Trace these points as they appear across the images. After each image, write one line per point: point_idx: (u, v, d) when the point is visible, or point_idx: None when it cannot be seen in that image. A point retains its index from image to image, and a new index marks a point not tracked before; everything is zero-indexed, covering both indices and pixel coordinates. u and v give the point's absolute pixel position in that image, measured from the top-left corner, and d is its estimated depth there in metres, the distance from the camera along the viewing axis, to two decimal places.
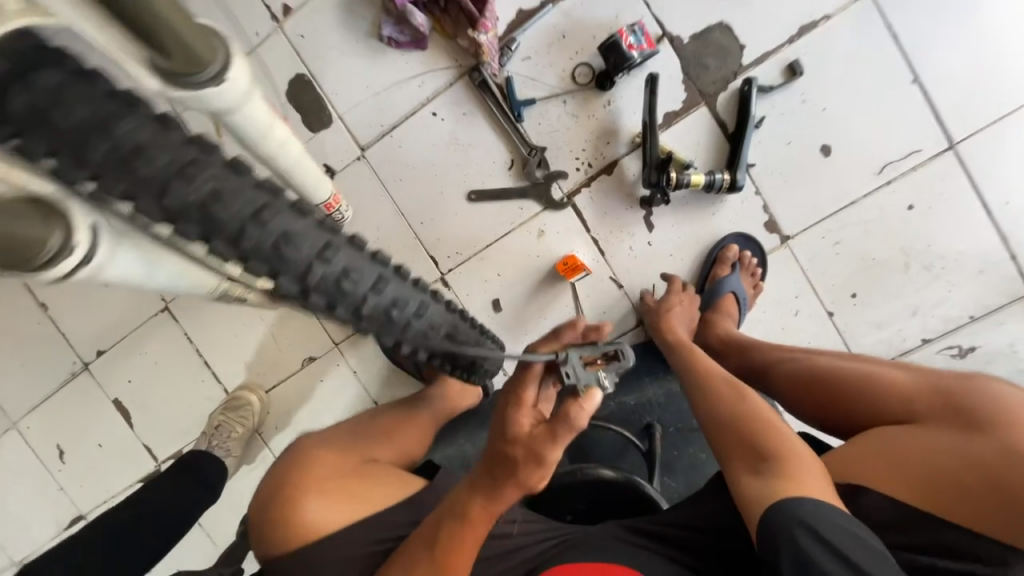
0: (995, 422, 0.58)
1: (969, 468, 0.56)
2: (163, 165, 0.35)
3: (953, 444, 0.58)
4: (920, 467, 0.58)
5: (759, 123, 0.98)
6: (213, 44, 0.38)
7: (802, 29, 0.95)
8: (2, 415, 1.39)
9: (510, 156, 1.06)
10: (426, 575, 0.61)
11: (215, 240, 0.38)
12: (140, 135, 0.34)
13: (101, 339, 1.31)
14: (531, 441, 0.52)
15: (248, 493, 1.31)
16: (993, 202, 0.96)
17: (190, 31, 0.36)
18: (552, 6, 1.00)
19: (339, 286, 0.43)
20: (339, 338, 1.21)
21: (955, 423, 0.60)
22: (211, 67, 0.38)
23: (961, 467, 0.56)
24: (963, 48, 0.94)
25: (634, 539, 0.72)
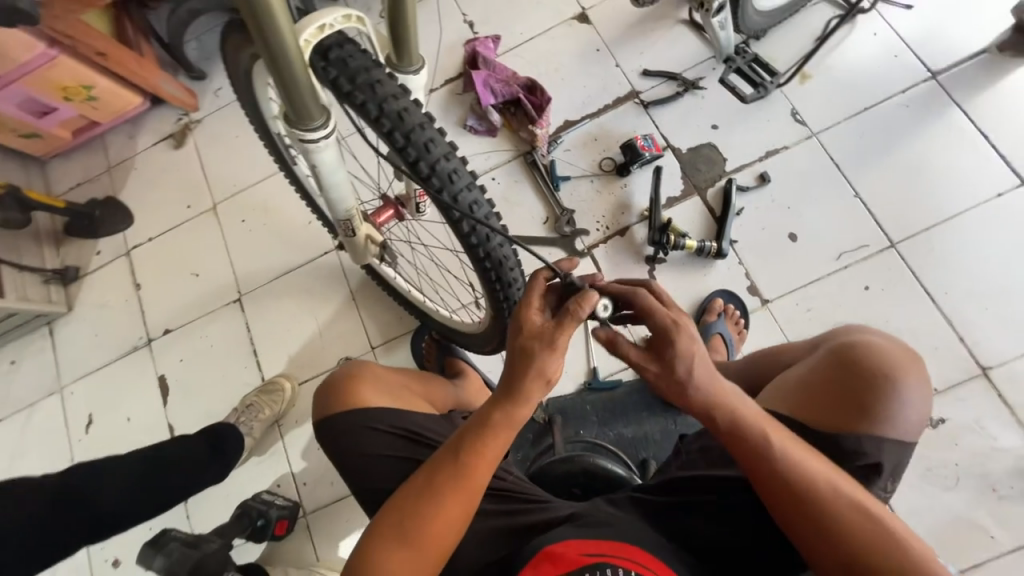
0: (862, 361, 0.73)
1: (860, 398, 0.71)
2: (388, 89, 0.67)
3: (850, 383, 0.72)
4: (833, 403, 0.72)
5: (739, 212, 1.29)
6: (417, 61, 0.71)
7: (769, 153, 1.32)
8: (52, 378, 1.50)
9: (546, 214, 1.36)
10: (441, 509, 0.68)
11: (395, 132, 0.67)
12: (383, 76, 0.67)
13: (174, 318, 1.50)
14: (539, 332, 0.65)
15: (249, 487, 1.33)
16: (935, 292, 1.19)
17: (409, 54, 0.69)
18: (589, 120, 1.42)
19: (450, 178, 0.70)
20: (377, 343, 1.39)
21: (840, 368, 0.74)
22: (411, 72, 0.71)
23: (855, 397, 0.71)
24: (890, 179, 1.28)
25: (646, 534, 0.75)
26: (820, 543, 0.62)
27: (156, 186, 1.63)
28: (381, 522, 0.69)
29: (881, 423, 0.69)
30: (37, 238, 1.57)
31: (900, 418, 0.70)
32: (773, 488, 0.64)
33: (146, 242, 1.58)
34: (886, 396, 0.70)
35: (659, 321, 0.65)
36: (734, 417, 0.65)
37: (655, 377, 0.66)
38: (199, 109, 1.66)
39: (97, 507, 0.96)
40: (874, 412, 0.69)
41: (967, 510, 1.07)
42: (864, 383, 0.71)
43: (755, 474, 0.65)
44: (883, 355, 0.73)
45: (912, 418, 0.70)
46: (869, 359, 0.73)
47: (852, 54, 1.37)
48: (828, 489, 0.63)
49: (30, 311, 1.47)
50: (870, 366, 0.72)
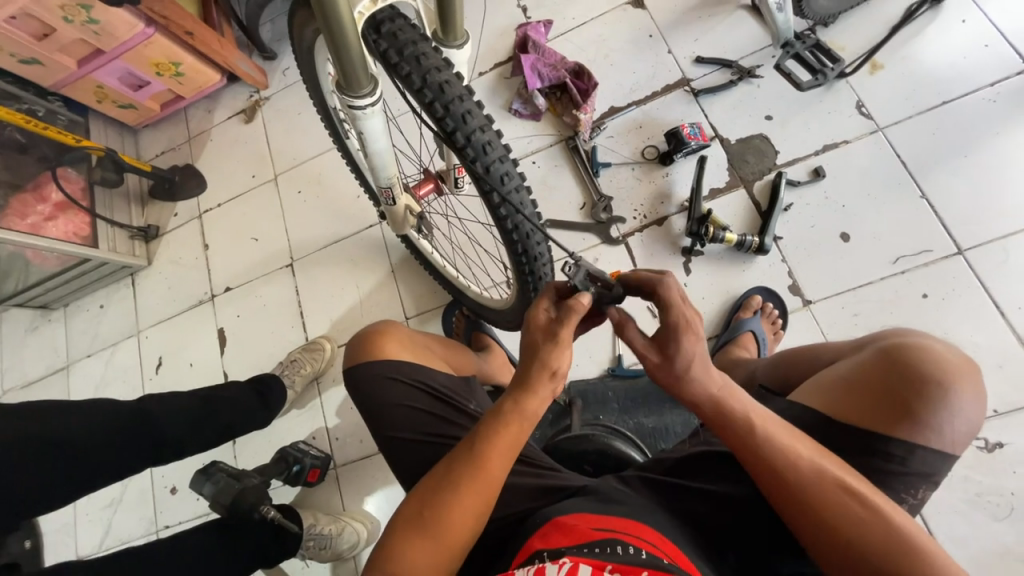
0: (908, 362, 0.66)
1: (901, 408, 0.63)
2: (431, 60, 0.69)
3: (887, 382, 0.65)
4: (866, 401, 0.66)
5: (787, 208, 1.23)
6: (460, 40, 0.75)
7: (827, 147, 1.25)
8: (132, 322, 1.70)
9: (583, 200, 1.36)
10: (460, 504, 0.67)
11: (435, 103, 0.69)
12: (426, 49, 0.70)
13: (235, 278, 1.65)
14: (545, 326, 0.68)
15: (288, 436, 1.45)
16: (1007, 306, 1.08)
17: (451, 36, 0.74)
18: (636, 107, 1.40)
19: (484, 150, 0.72)
20: (411, 314, 1.46)
21: (878, 368, 0.67)
22: (453, 52, 0.76)
23: (894, 406, 0.64)
24: (964, 179, 1.16)
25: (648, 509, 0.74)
26: (836, 553, 0.57)
27: (228, 157, 1.78)
28: (403, 514, 0.69)
29: (921, 429, 0.62)
30: (127, 198, 1.77)
31: (945, 427, 0.62)
32: (785, 500, 0.60)
33: (216, 207, 1.74)
34: (930, 400, 0.62)
35: (673, 319, 0.64)
36: (738, 429, 0.62)
37: (654, 368, 0.66)
38: (268, 87, 1.80)
39: (158, 433, 1.06)
40: (914, 416, 0.62)
41: (1018, 544, 0.98)
42: (905, 385, 0.64)
43: (769, 488, 0.60)
44: (933, 356, 0.65)
45: (960, 429, 0.63)
46: (917, 359, 0.65)
47: (933, 42, 1.26)
48: (846, 501, 0.58)
49: (118, 261, 1.67)
50: (915, 366, 0.65)
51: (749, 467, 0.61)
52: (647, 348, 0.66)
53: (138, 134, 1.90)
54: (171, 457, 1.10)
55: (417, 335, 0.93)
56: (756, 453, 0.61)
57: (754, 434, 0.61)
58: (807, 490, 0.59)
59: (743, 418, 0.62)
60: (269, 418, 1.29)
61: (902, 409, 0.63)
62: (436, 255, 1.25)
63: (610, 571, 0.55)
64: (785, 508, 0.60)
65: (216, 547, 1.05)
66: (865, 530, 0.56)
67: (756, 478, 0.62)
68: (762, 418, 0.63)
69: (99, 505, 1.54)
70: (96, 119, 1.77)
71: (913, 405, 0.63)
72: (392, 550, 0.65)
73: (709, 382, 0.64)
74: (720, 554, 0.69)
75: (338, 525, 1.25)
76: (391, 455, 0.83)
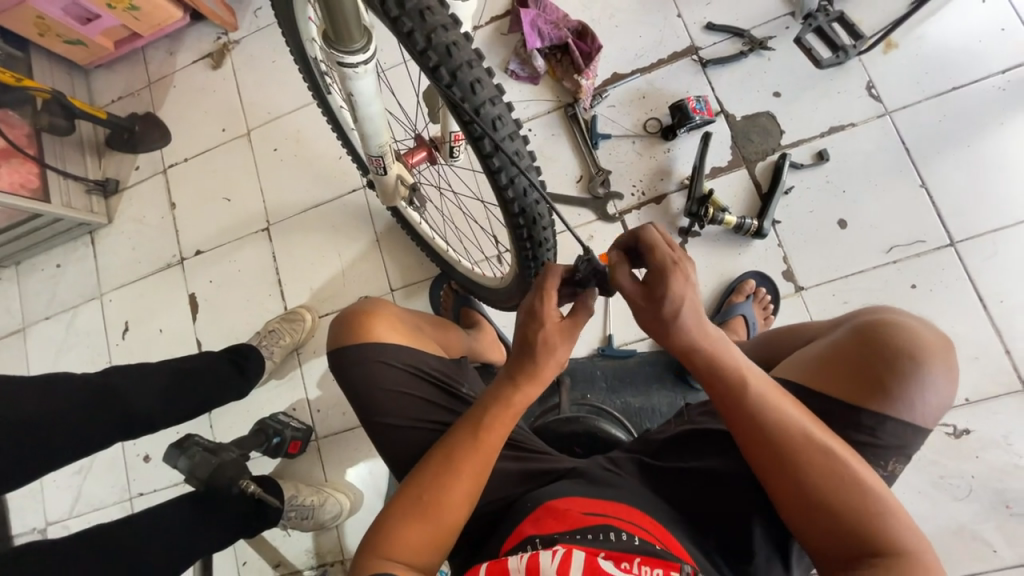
0: (883, 336, 0.65)
1: (876, 380, 0.63)
2: (436, 17, 0.61)
3: (861, 355, 0.65)
4: (843, 373, 0.66)
5: (788, 191, 1.21)
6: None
7: (833, 129, 1.21)
8: (93, 285, 1.59)
9: (580, 172, 1.30)
10: (458, 487, 0.66)
11: (440, 68, 0.61)
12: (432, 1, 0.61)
13: (206, 241, 1.54)
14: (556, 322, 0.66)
15: (267, 407, 1.41)
16: (988, 298, 1.10)
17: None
18: (639, 75, 1.32)
19: (495, 124, 0.65)
20: (396, 286, 1.40)
21: (852, 342, 0.67)
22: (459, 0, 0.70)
23: (869, 379, 0.64)
24: (965, 170, 1.15)
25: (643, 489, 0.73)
26: (821, 529, 0.57)
27: (194, 107, 1.63)
28: (398, 494, 0.67)
29: (893, 403, 0.63)
30: (81, 147, 1.61)
31: (916, 400, 0.63)
32: (776, 475, 0.59)
33: (183, 162, 1.60)
34: (904, 375, 0.63)
35: (659, 260, 0.59)
36: (737, 397, 0.60)
37: (644, 313, 0.62)
38: (238, 30, 1.62)
39: (126, 407, 1.00)
40: (887, 391, 0.63)
41: (971, 522, 1.04)
42: (879, 358, 0.64)
43: (761, 464, 0.60)
44: (909, 333, 0.65)
45: (931, 402, 0.63)
46: (890, 333, 0.65)
47: (949, 23, 1.21)
48: (839, 478, 0.58)
49: (73, 218, 1.53)
50: (889, 341, 0.64)
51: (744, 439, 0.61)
52: (637, 294, 0.61)
53: (90, 75, 1.71)
54: (142, 431, 1.05)
55: (407, 315, 0.88)
56: (754, 425, 0.60)
57: (750, 399, 0.60)
58: (802, 466, 0.58)
59: (739, 382, 0.61)
60: (247, 389, 1.24)
61: (877, 381, 0.63)
62: (424, 226, 1.18)
63: (603, 557, 0.55)
64: (776, 482, 0.60)
65: (191, 520, 1.02)
66: (854, 507, 0.57)
67: (751, 451, 0.61)
68: (756, 377, 0.61)
69: (66, 472, 1.48)
70: (39, 56, 1.57)
71: (886, 376, 0.63)
72: (386, 532, 0.64)
73: (702, 335, 0.61)
74: (707, 536, 0.70)
75: (320, 496, 1.24)
76: (380, 441, 0.81)
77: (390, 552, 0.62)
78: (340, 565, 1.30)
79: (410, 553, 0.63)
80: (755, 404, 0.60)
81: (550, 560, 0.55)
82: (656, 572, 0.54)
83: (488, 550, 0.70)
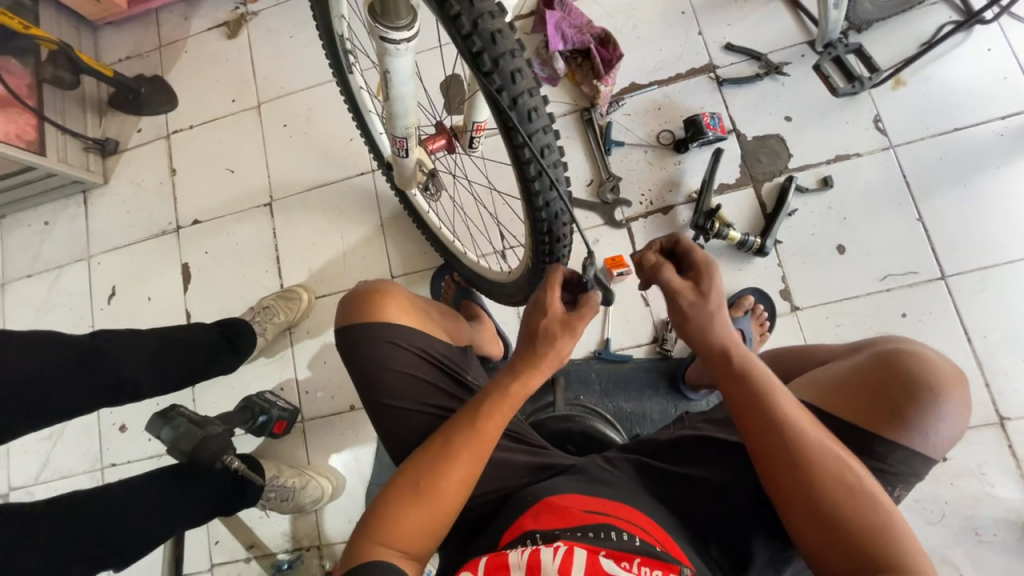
0: (903, 363, 0.68)
1: (896, 406, 0.65)
2: (485, 5, 0.61)
3: (883, 380, 0.67)
4: (862, 398, 0.68)
5: (792, 213, 1.24)
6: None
7: (839, 157, 1.25)
8: (81, 245, 1.54)
9: (591, 177, 1.32)
10: (455, 477, 0.66)
11: (483, 54, 0.61)
12: None
13: (204, 211, 1.51)
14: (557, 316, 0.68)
15: (255, 384, 1.38)
16: (974, 333, 1.15)
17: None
18: (657, 86, 1.34)
19: (529, 117, 0.65)
20: (397, 273, 1.39)
21: (875, 369, 0.69)
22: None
23: (889, 405, 0.66)
24: (961, 208, 1.20)
25: (643, 487, 0.74)
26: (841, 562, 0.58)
27: (205, 74, 1.60)
28: (395, 478, 0.67)
29: (907, 430, 0.65)
30: (82, 104, 1.57)
31: (930, 430, 0.65)
32: (811, 515, 0.59)
33: (187, 130, 1.57)
34: (920, 403, 0.65)
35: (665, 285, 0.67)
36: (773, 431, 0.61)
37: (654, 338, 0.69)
38: (257, 1, 1.60)
39: (113, 373, 0.96)
40: (903, 417, 0.65)
41: (942, 547, 1.08)
42: (900, 385, 0.66)
43: (766, 468, 0.62)
44: (929, 364, 0.67)
45: (944, 434, 0.66)
46: (912, 362, 0.68)
47: (955, 66, 1.26)
48: (847, 487, 0.59)
49: (68, 175, 1.48)
50: (912, 373, 0.66)
51: (773, 474, 0.61)
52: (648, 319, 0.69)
53: (98, 31, 1.67)
54: (128, 398, 1.02)
55: (417, 300, 0.88)
56: (783, 452, 0.61)
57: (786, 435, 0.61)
58: (829, 503, 0.59)
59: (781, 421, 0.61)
60: (238, 364, 1.23)
61: (897, 406, 0.65)
62: (432, 222, 1.18)
63: (604, 555, 0.56)
64: (810, 522, 0.59)
65: (171, 492, 0.99)
66: (859, 519, 0.58)
67: (785, 489, 0.61)
68: (785, 407, 0.62)
69: (35, 437, 1.43)
70: (47, 5, 1.53)
71: (904, 402, 0.65)
72: (383, 518, 0.63)
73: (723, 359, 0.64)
74: (701, 539, 0.70)
75: (302, 478, 1.22)
76: (378, 420, 0.80)
77: (387, 536, 0.62)
78: (316, 550, 1.28)
79: (400, 544, 0.62)
80: (779, 433, 0.61)
81: (551, 558, 0.55)
82: (655, 573, 0.55)
83: (485, 541, 0.70)
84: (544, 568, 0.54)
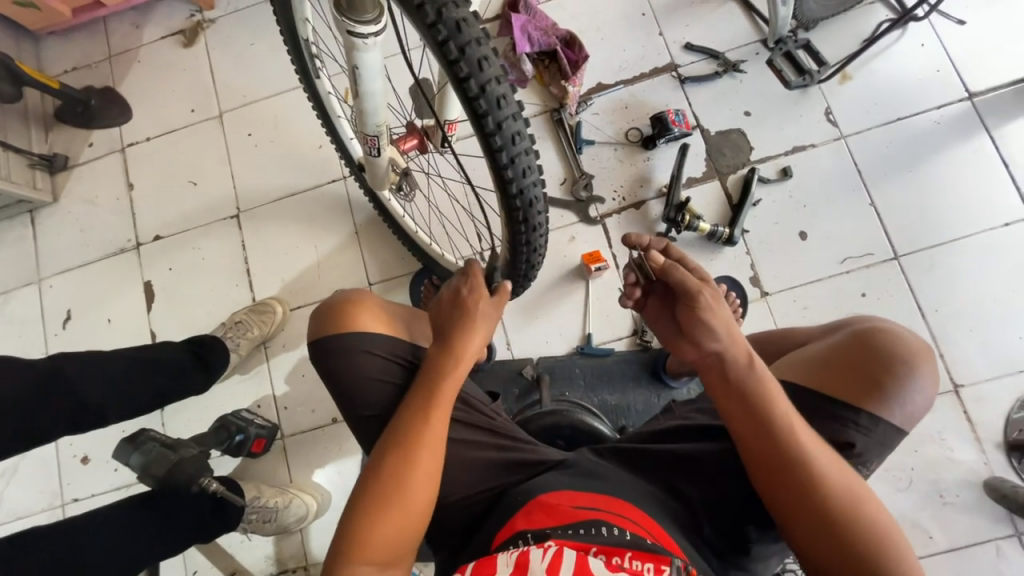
0: (880, 341, 0.72)
1: (878, 382, 0.70)
2: None
3: (865, 359, 0.71)
4: (847, 375, 0.71)
5: (756, 203, 1.29)
6: None
7: (796, 148, 1.32)
8: (31, 268, 1.45)
9: (564, 175, 1.34)
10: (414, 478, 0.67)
11: (449, 43, 0.62)
12: None
13: (166, 226, 1.45)
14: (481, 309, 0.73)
15: (229, 403, 1.32)
16: (927, 308, 1.22)
17: None
18: (623, 86, 1.38)
19: (498, 104, 0.65)
20: (375, 280, 1.37)
21: (857, 347, 0.73)
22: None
23: (872, 381, 0.70)
24: (908, 192, 1.28)
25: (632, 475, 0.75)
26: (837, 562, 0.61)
27: (160, 85, 1.53)
28: (354, 497, 0.66)
29: (887, 403, 0.69)
30: (26, 119, 1.48)
31: (906, 401, 0.69)
32: (814, 521, 0.62)
33: (144, 142, 1.51)
34: (897, 377, 0.69)
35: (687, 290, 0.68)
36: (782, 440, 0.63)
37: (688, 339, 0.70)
38: (214, 9, 1.56)
39: (75, 399, 0.91)
40: (883, 391, 0.69)
41: (912, 511, 1.14)
42: (878, 362, 0.71)
43: (774, 478, 0.64)
44: (902, 341, 0.72)
45: (919, 405, 0.70)
46: (887, 339, 0.72)
47: (895, 61, 1.35)
48: (843, 482, 0.63)
49: (13, 194, 1.39)
50: (887, 349, 0.71)
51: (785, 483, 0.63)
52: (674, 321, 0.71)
53: (40, 42, 1.58)
54: (92, 425, 0.96)
55: (390, 305, 0.86)
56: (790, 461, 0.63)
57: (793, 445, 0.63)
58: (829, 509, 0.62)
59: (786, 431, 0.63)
60: (211, 382, 1.18)
61: (880, 383, 0.70)
62: (406, 225, 1.17)
63: (594, 554, 0.59)
64: (813, 527, 0.62)
65: (147, 521, 0.94)
66: (855, 521, 0.62)
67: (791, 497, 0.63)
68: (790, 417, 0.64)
69: None
70: None
71: (883, 378, 0.70)
72: (350, 539, 0.62)
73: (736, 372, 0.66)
74: (691, 521, 0.72)
75: (285, 497, 1.17)
76: (361, 430, 0.80)
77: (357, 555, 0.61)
78: (303, 571, 1.23)
79: (379, 555, 0.62)
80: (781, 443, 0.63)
81: (540, 559, 0.57)
82: (644, 567, 0.58)
83: (479, 543, 0.70)
84: (532, 569, 0.56)
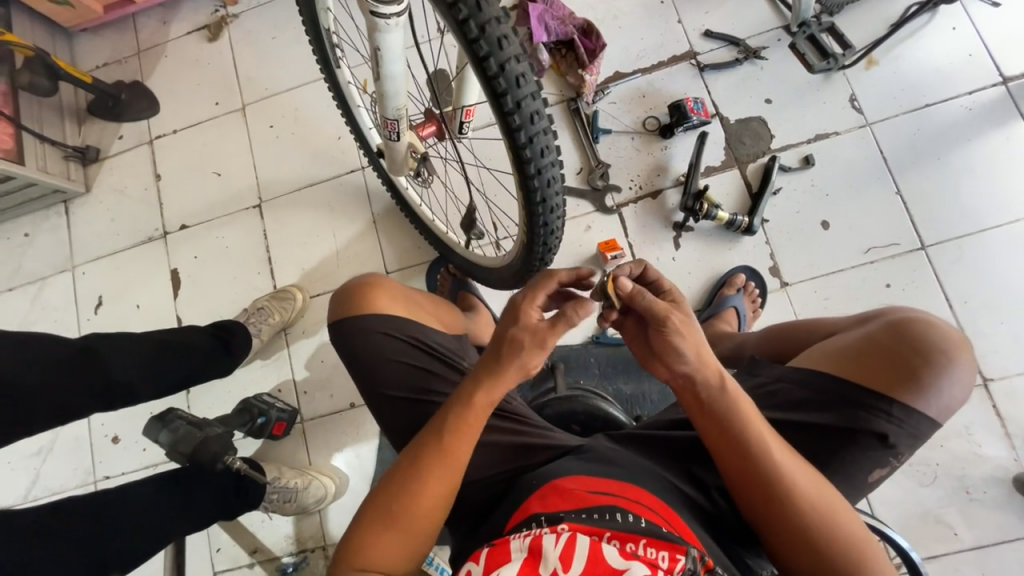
0: (917, 331, 0.71)
1: (914, 373, 0.68)
2: None
3: (901, 349, 0.70)
4: (881, 365, 0.70)
5: (777, 192, 1.27)
6: None
7: (818, 136, 1.29)
8: (65, 255, 1.51)
9: (580, 165, 1.34)
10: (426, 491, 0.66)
11: (469, 21, 0.62)
12: None
13: (192, 215, 1.49)
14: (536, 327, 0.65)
15: (251, 387, 1.36)
16: (955, 300, 1.19)
17: None
18: (640, 74, 1.37)
19: (517, 83, 0.66)
20: (392, 268, 1.39)
21: (891, 338, 0.71)
22: None
23: (908, 372, 0.68)
24: (937, 180, 1.25)
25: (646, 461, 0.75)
26: None
27: (186, 78, 1.58)
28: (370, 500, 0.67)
29: (923, 395, 0.67)
30: (61, 112, 1.54)
31: (942, 393, 0.68)
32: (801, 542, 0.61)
33: (170, 134, 1.55)
34: (934, 368, 0.68)
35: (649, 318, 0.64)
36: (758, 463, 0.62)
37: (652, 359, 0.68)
38: (237, 4, 1.59)
39: (107, 378, 0.95)
40: (919, 381, 0.68)
41: (936, 507, 1.11)
42: (915, 351, 0.69)
43: (759, 499, 0.63)
44: (939, 332, 0.71)
45: (956, 397, 0.69)
46: (923, 329, 0.71)
47: (924, 45, 1.31)
48: (826, 512, 0.61)
49: (48, 184, 1.45)
50: (924, 339, 0.70)
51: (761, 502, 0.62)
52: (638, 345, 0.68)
53: (74, 39, 1.64)
54: (123, 402, 1.00)
55: (408, 292, 0.88)
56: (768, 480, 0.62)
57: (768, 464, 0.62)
58: (813, 531, 0.60)
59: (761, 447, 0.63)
60: (235, 366, 1.22)
61: (916, 374, 0.68)
62: (423, 214, 1.19)
63: (608, 540, 0.56)
64: (798, 550, 0.61)
65: (168, 499, 0.96)
66: (844, 544, 0.60)
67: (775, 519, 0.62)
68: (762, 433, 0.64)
69: (24, 454, 1.39)
70: (21, 13, 1.50)
71: (920, 369, 0.68)
72: (358, 544, 0.63)
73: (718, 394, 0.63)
74: (706, 508, 0.72)
75: (304, 479, 1.20)
76: (377, 411, 0.81)
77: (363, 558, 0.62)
78: (321, 551, 1.27)
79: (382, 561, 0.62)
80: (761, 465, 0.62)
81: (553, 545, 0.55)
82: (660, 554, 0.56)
83: (493, 524, 0.71)
84: (546, 556, 0.54)
